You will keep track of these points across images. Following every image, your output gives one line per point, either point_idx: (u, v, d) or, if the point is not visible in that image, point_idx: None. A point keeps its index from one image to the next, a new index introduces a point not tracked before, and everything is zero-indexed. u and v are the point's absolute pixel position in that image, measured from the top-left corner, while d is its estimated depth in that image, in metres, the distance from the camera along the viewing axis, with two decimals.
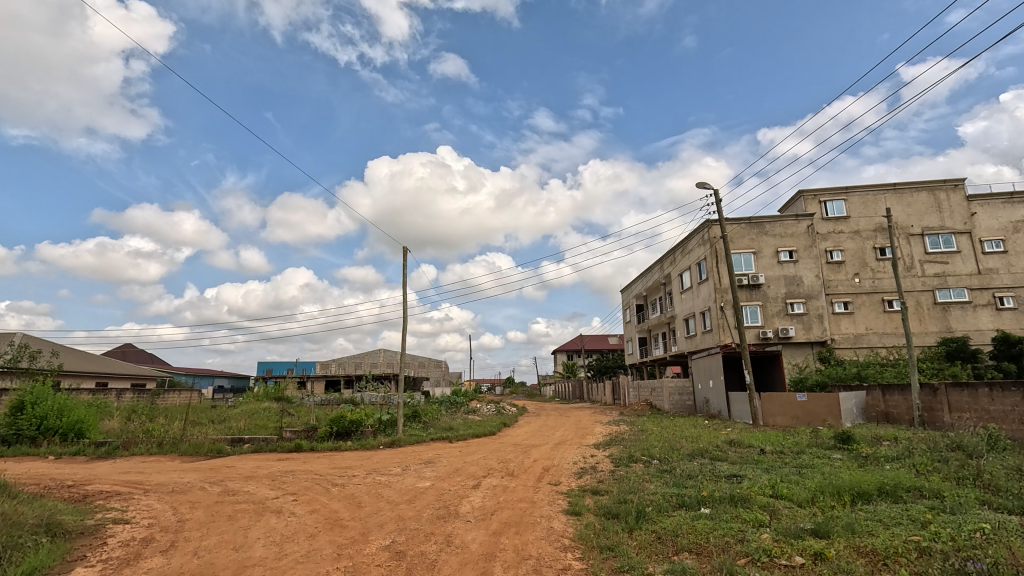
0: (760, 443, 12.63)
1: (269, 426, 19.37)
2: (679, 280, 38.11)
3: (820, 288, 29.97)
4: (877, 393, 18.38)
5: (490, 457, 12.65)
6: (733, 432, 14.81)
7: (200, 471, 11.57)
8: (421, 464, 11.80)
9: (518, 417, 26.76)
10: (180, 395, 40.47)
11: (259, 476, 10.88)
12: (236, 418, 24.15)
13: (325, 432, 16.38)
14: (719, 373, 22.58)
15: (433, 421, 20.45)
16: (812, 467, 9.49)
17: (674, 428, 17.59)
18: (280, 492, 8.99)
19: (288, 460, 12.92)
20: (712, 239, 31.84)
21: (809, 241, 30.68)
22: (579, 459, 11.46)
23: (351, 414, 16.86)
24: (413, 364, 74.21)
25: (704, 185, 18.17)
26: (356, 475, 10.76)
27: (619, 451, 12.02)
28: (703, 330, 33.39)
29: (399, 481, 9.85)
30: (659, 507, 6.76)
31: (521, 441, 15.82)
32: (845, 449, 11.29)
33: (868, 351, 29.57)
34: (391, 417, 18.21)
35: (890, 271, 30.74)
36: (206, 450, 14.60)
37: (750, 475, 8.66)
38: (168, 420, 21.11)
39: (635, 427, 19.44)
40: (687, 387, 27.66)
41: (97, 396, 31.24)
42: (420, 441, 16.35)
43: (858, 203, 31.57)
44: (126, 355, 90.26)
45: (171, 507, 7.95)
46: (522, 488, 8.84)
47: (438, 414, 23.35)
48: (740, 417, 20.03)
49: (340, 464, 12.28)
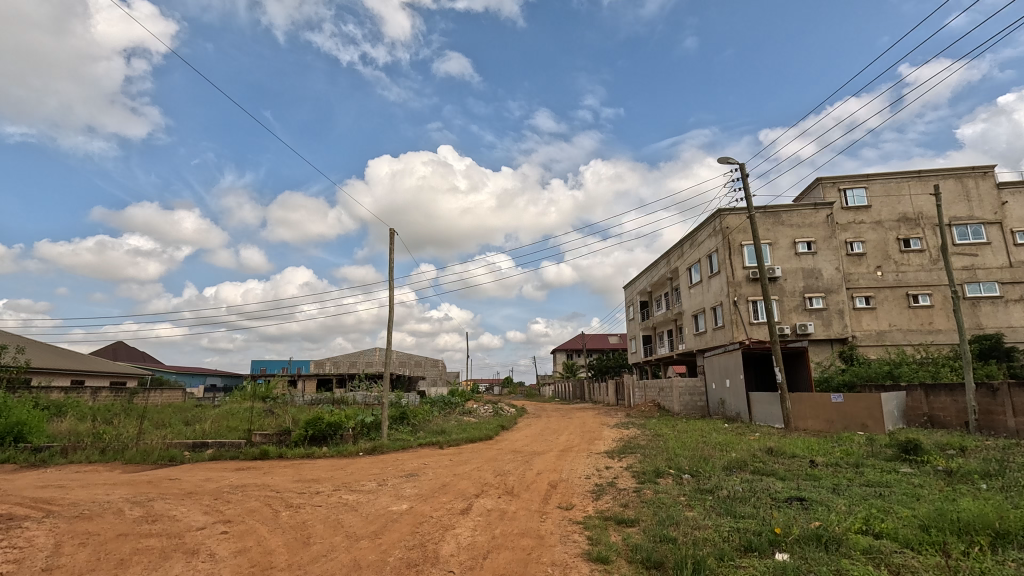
0: (805, 452, 10.63)
1: (238, 428, 17.33)
2: (687, 274, 36.14)
3: (840, 282, 28.06)
4: (918, 394, 16.46)
5: (484, 468, 10.64)
6: (766, 438, 12.84)
7: (133, 486, 9.53)
8: (403, 478, 9.78)
9: (517, 420, 24.77)
10: (161, 395, 38.44)
11: (201, 494, 8.84)
12: (209, 420, 22.15)
13: (298, 437, 14.37)
14: (737, 371, 20.60)
15: (424, 423, 18.46)
16: (890, 490, 7.55)
17: (694, 432, 15.65)
18: (211, 519, 6.93)
19: (246, 472, 10.87)
20: (725, 230, 29.86)
21: (828, 231, 28.76)
22: (592, 472, 9.46)
23: (328, 415, 14.86)
24: (408, 363, 72.07)
25: (728, 159, 16.21)
26: (319, 492, 8.75)
27: (639, 462, 10.00)
28: (713, 327, 31.44)
29: (370, 503, 7.83)
30: (719, 553, 4.78)
31: (520, 448, 13.79)
32: (914, 463, 9.30)
33: (892, 348, 27.64)
34: (375, 419, 16.24)
35: (916, 264, 28.79)
36: (156, 457, 12.55)
37: (821, 501, 6.71)
38: (128, 422, 19.00)
39: (647, 431, 17.57)
40: (699, 386, 25.70)
41: (67, 395, 29.31)
42: (406, 447, 14.38)
43: (879, 191, 29.66)
44: (118, 352, 88.61)
45: (51, 544, 5.89)
46: (524, 516, 6.82)
47: (430, 416, 21.31)
48: (765, 421, 18.07)
49: (305, 477, 10.24)
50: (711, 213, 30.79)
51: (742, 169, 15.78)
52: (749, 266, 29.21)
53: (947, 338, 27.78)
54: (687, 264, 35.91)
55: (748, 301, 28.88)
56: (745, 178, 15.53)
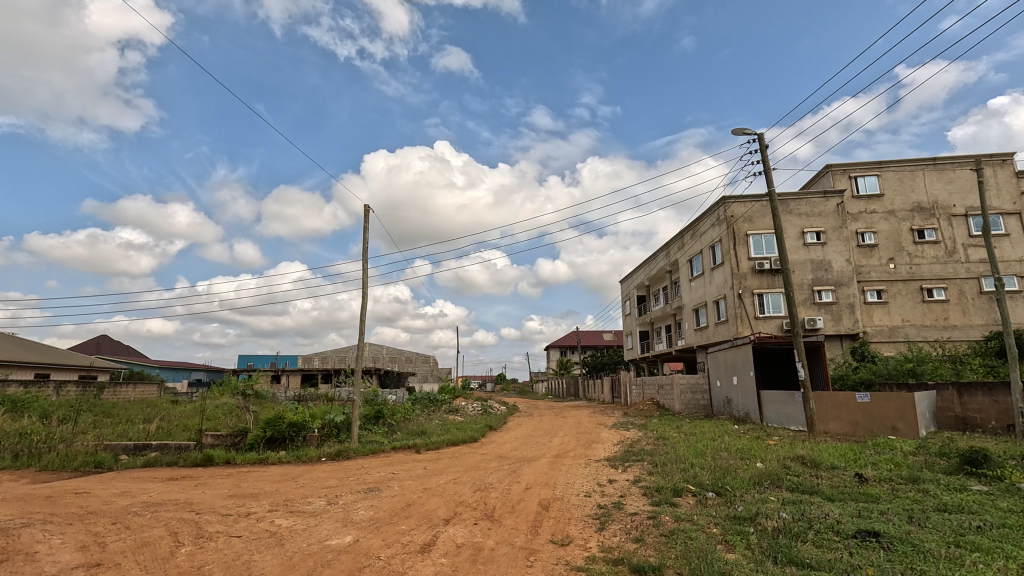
0: (846, 464, 8.88)
1: (190, 428, 15.32)
2: (687, 267, 34.48)
3: (851, 275, 26.48)
4: (950, 393, 14.86)
5: (462, 480, 8.87)
6: (790, 444, 11.14)
7: (21, 503, 7.64)
8: (360, 494, 7.96)
9: (508, 420, 22.97)
10: (133, 390, 36.40)
11: (97, 516, 6.97)
12: (170, 417, 20.21)
13: (254, 439, 12.52)
14: (746, 368, 18.90)
15: (402, 423, 16.62)
16: (986, 519, 5.77)
17: (703, 436, 13.95)
18: (75, 561, 5.07)
19: (176, 484, 9.01)
20: (729, 219, 28.20)
21: (838, 221, 27.10)
22: (593, 488, 7.69)
23: (291, 415, 13.01)
24: (398, 358, 70.09)
25: (743, 130, 14.47)
26: (249, 516, 6.87)
27: (649, 475, 8.27)
28: (716, 322, 29.81)
29: (305, 532, 5.98)
30: None
31: (508, 453, 11.99)
32: (988, 480, 7.57)
33: (905, 345, 26.09)
34: (346, 419, 14.41)
35: (930, 256, 27.22)
36: (80, 464, 10.69)
37: (908, 541, 4.94)
38: (71, 421, 17.00)
39: (649, 433, 15.81)
40: (702, 384, 24.04)
41: (25, 390, 27.24)
42: (376, 451, 12.55)
43: (892, 179, 28.10)
44: (101, 345, 86.44)
45: None
46: (506, 556, 5.08)
47: (412, 414, 19.50)
48: (779, 422, 16.47)
49: (243, 491, 8.42)
50: (715, 201, 29.08)
51: (761, 140, 14.00)
52: (755, 258, 27.54)
53: (964, 335, 26.22)
54: (688, 256, 34.27)
55: (753, 295, 27.21)
56: (765, 150, 13.75)
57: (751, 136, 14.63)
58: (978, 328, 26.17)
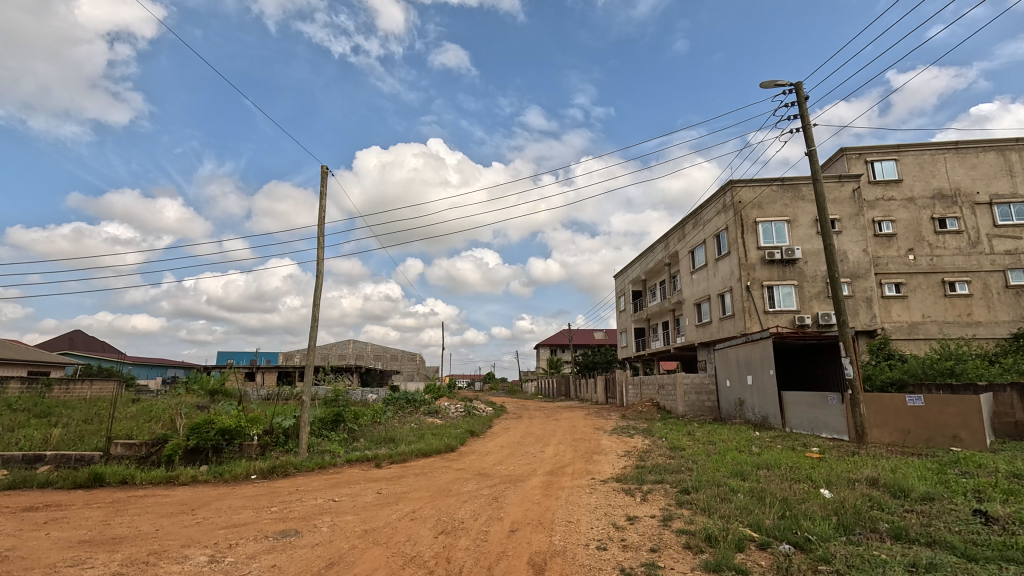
0: (944, 493, 6.52)
1: (107, 434, 12.56)
2: (688, 259, 32.20)
3: (868, 266, 24.33)
4: (1011, 396, 12.68)
5: (422, 515, 6.41)
6: (846, 460, 8.79)
7: None
8: (267, 542, 5.44)
9: (494, 423, 20.50)
10: (90, 386, 33.22)
11: None
12: (104, 418, 17.33)
13: (170, 450, 9.93)
14: (764, 366, 16.64)
15: (367, 428, 14.06)
16: None
17: (726, 445, 11.61)
18: None
19: (19, 520, 6.40)
20: (737, 205, 25.90)
21: (855, 208, 24.88)
22: (607, 535, 5.22)
23: (223, 419, 10.45)
24: (383, 356, 67.45)
25: (775, 81, 12.17)
26: None
27: (684, 514, 5.86)
28: (720, 316, 27.54)
29: None
30: None
31: (489, 469, 9.56)
32: None
33: (925, 343, 24.10)
34: (296, 424, 11.82)
35: (952, 247, 25.19)
36: None
37: None
38: None
39: (659, 441, 13.52)
40: (708, 384, 21.73)
41: None
42: (323, 465, 10.00)
43: (911, 164, 26.11)
44: (75, 341, 82.47)
45: None
46: None
47: (383, 417, 16.95)
48: (808, 430, 14.21)
49: (104, 535, 5.85)
50: (721, 186, 26.78)
51: (798, 91, 11.67)
52: (765, 247, 25.32)
53: (989, 332, 24.17)
54: (689, 247, 32.03)
55: (762, 287, 24.91)
56: (804, 102, 11.41)
57: (783, 88, 12.31)
58: (1005, 325, 24.12)
